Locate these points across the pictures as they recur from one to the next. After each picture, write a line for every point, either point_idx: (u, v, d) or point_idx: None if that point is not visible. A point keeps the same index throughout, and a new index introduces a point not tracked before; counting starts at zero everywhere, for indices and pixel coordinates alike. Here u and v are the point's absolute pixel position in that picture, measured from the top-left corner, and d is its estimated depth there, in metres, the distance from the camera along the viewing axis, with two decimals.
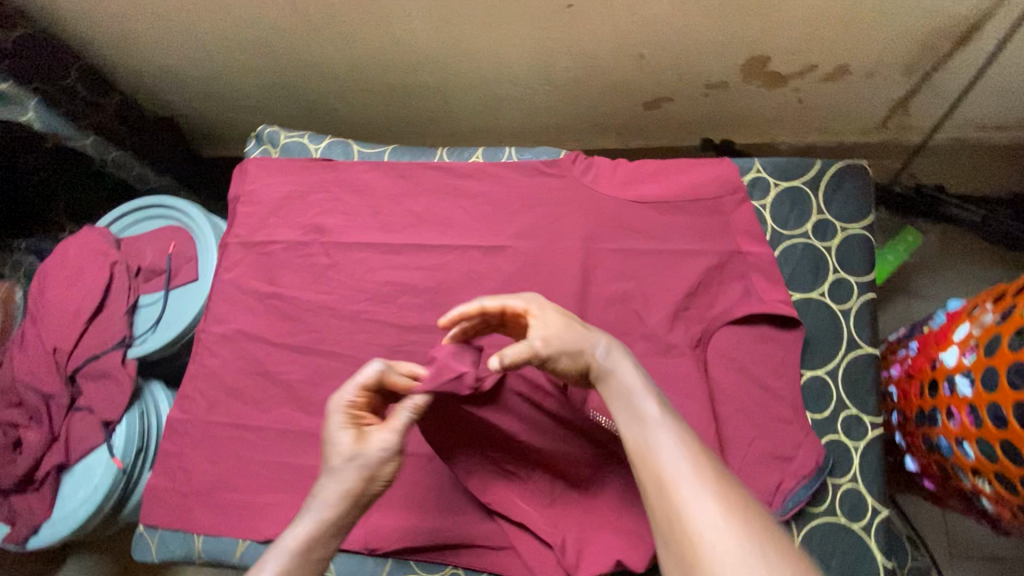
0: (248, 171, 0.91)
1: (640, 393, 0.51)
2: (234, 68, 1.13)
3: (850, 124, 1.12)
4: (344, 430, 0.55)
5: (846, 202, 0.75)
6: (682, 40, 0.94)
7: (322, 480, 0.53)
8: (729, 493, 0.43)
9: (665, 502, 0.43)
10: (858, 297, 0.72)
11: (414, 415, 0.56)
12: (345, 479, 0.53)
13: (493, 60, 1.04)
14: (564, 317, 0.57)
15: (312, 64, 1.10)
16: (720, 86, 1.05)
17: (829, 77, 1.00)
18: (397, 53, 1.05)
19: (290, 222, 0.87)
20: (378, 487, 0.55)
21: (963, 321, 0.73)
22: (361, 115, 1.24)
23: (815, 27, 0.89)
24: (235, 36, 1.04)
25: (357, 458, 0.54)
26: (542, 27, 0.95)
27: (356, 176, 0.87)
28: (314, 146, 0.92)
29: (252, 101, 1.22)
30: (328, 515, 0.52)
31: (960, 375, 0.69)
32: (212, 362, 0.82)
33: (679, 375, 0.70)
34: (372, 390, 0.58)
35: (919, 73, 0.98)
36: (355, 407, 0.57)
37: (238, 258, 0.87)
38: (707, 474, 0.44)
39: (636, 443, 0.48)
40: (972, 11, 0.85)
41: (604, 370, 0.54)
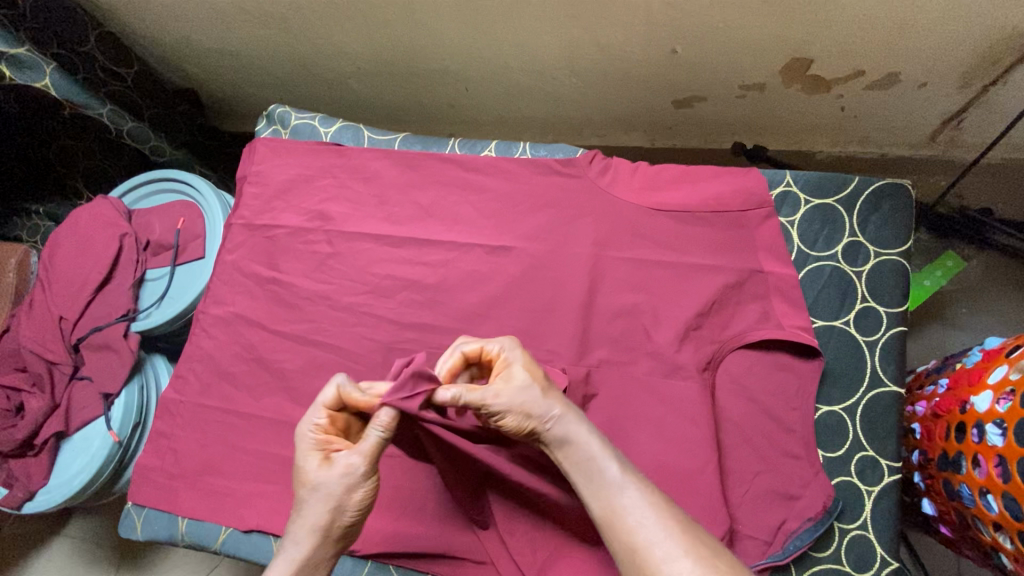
0: (256, 151, 0.88)
1: (601, 457, 0.51)
2: (253, 43, 1.10)
3: (895, 136, 1.04)
4: (310, 456, 0.55)
5: (883, 224, 0.69)
6: (718, 38, 0.88)
7: (293, 513, 0.54)
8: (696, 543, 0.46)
9: (638, 565, 0.46)
10: (887, 330, 0.67)
11: (382, 433, 0.54)
12: (314, 513, 0.53)
13: (516, 48, 0.99)
14: (526, 376, 0.55)
15: (331, 43, 1.06)
16: (756, 89, 0.98)
17: (877, 84, 0.93)
18: (417, 36, 1.01)
19: (295, 207, 0.85)
20: (350, 515, 0.54)
21: (1000, 364, 0.67)
22: (379, 97, 1.21)
23: (866, 30, 0.82)
24: (255, 10, 1.01)
25: (322, 489, 0.53)
26: (570, 16, 0.89)
27: (364, 163, 0.84)
28: (324, 129, 0.89)
29: (271, 77, 1.20)
30: (302, 551, 0.52)
31: (991, 423, 0.64)
32: (208, 344, 0.82)
33: (683, 399, 0.66)
34: (337, 410, 0.58)
35: (977, 86, 0.90)
36: (321, 431, 0.57)
37: (241, 240, 0.85)
38: (676, 538, 0.47)
39: (603, 513, 0.49)
40: None
41: (559, 438, 0.53)
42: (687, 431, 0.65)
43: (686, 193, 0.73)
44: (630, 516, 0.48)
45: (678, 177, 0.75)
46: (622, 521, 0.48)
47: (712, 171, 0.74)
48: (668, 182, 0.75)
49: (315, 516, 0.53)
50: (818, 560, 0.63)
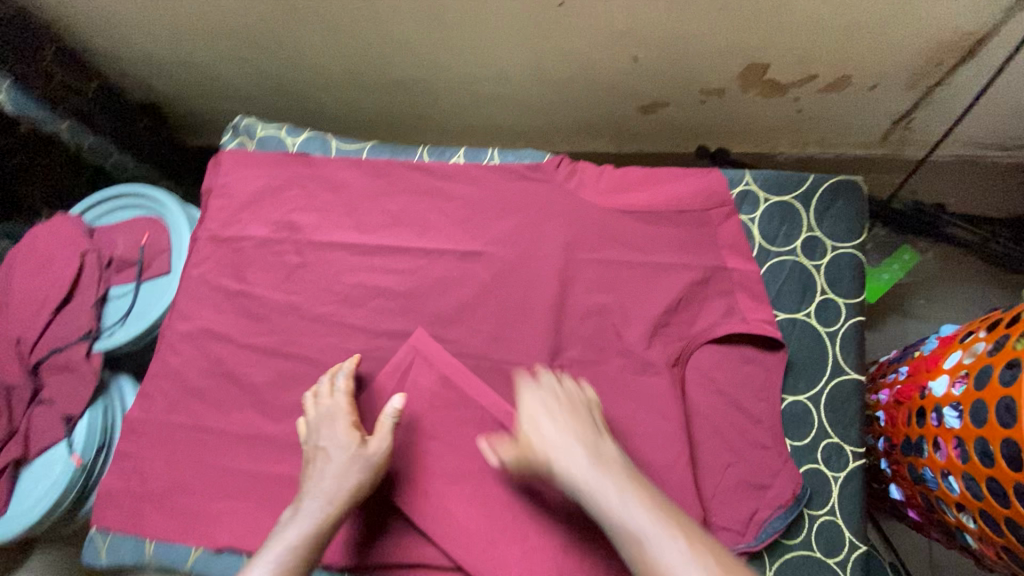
0: (221, 163, 0.87)
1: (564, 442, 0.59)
2: (218, 56, 1.09)
3: (849, 137, 1.08)
4: (337, 437, 0.65)
5: (838, 219, 0.71)
6: (679, 45, 0.91)
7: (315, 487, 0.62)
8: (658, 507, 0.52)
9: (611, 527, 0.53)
10: (846, 321, 0.69)
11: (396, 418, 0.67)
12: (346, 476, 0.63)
13: (483, 58, 1.01)
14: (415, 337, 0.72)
15: (298, 54, 1.06)
16: (716, 93, 1.01)
17: (830, 87, 0.96)
18: (384, 46, 1.01)
19: (262, 218, 0.84)
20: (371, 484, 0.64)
21: (955, 349, 0.70)
22: (349, 109, 1.21)
23: (816, 37, 0.86)
24: (218, 21, 1.01)
25: (334, 466, 0.63)
26: (534, 25, 0.91)
27: (332, 173, 0.84)
28: (290, 139, 0.88)
29: (238, 91, 1.19)
30: (323, 513, 0.60)
31: (948, 406, 0.66)
32: (175, 360, 0.80)
33: (654, 395, 0.67)
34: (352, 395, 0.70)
35: (922, 87, 0.94)
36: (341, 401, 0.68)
37: (207, 253, 0.84)
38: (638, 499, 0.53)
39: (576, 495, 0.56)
40: (979, 27, 0.82)
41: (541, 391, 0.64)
42: (659, 425, 0.66)
43: (652, 195, 0.75)
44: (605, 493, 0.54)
45: (643, 178, 0.76)
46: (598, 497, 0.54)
47: (675, 172, 0.76)
48: (634, 184, 0.76)
49: (329, 486, 0.62)
50: (790, 548, 0.64)
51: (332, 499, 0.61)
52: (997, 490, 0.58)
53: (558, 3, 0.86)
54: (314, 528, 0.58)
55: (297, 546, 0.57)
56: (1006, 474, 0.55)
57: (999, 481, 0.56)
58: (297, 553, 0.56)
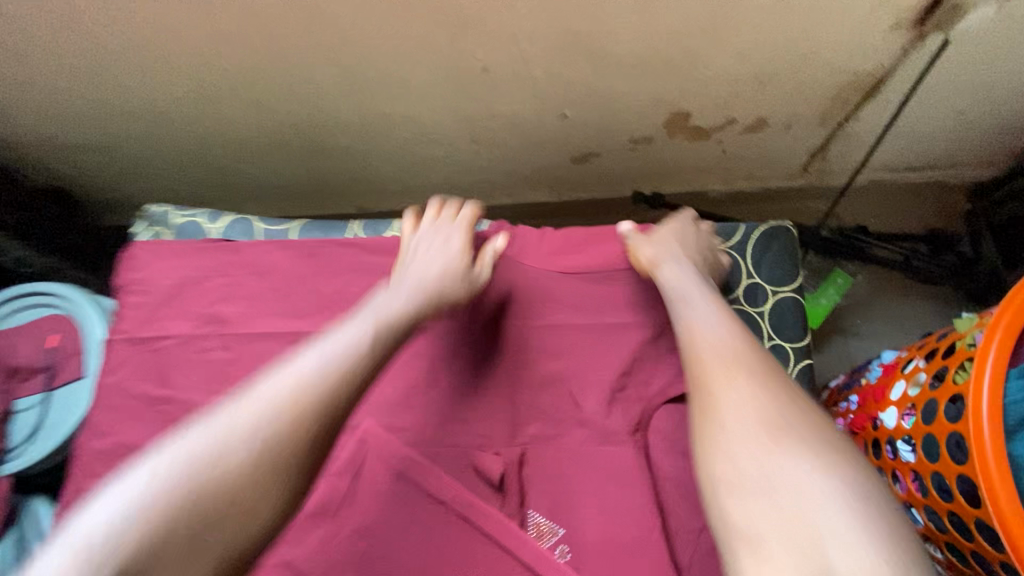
0: (135, 256, 0.81)
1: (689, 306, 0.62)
2: (129, 135, 1.03)
3: (773, 171, 1.14)
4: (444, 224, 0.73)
5: (774, 264, 0.73)
6: (604, 99, 0.93)
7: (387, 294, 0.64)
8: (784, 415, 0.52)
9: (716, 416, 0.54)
10: (796, 365, 0.70)
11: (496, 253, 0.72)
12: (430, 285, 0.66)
13: (413, 121, 0.99)
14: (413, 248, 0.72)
15: (218, 129, 1.02)
16: (645, 141, 1.04)
17: (750, 129, 1.01)
18: (308, 117, 0.99)
19: (184, 312, 0.77)
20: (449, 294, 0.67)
21: (898, 380, 0.72)
22: (278, 178, 1.16)
23: (730, 87, 0.90)
24: (125, 102, 0.95)
25: (434, 259, 0.69)
26: (460, 89, 0.91)
27: (259, 257, 0.79)
28: (211, 225, 0.83)
29: (155, 169, 1.12)
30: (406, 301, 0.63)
31: (901, 439, 0.67)
32: (91, 484, 0.71)
33: (619, 465, 0.65)
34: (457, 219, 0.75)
35: (833, 123, 1.00)
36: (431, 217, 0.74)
37: (123, 357, 0.76)
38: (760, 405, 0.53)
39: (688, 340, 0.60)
40: (876, 69, 0.86)
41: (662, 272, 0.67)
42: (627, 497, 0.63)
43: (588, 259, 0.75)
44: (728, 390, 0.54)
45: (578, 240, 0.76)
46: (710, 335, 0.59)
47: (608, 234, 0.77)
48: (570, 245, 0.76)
49: (421, 280, 0.66)
50: None
51: (432, 282, 0.66)
52: (960, 525, 0.58)
53: (481, 68, 0.86)
54: (410, 305, 0.63)
55: (333, 370, 0.55)
56: (966, 510, 0.56)
57: (960, 517, 0.57)
58: (341, 373, 0.55)
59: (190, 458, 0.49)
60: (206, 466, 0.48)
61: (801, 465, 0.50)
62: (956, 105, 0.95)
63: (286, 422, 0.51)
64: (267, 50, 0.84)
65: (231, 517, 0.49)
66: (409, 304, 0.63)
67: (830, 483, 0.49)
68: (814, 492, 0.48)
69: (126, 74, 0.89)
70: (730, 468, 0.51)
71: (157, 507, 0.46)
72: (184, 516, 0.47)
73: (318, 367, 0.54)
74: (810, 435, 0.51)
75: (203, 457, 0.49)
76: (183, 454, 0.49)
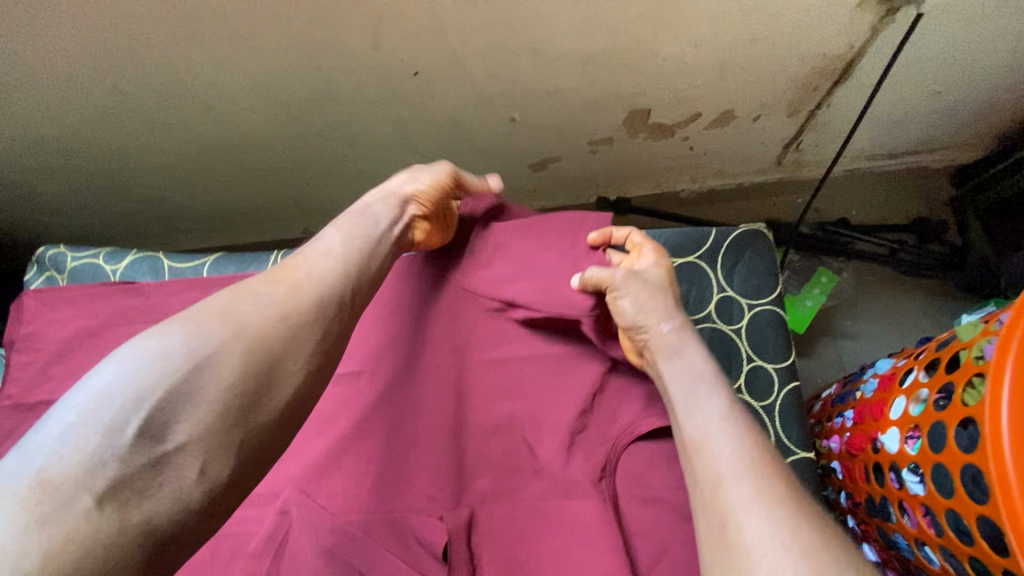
0: (23, 308, 0.70)
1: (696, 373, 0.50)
2: (34, 170, 0.93)
3: (745, 166, 1.06)
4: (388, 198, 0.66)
5: (749, 273, 0.64)
6: (554, 99, 0.84)
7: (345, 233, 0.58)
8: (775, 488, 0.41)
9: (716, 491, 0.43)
10: (781, 389, 0.61)
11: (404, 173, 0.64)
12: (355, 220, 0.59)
13: (348, 135, 0.90)
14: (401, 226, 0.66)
15: (132, 156, 0.92)
16: (605, 142, 0.96)
17: (716, 123, 0.93)
18: (231, 136, 0.89)
19: (80, 369, 0.67)
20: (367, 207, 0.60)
21: (898, 395, 0.63)
22: (211, 205, 1.07)
23: (689, 79, 0.82)
24: (19, 133, 0.85)
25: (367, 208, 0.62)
26: (394, 97, 0.82)
27: (165, 301, 0.69)
28: (112, 266, 0.73)
29: (72, 204, 1.02)
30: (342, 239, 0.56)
31: (906, 467, 0.58)
32: None
33: (582, 522, 0.55)
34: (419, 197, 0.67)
35: (804, 111, 0.92)
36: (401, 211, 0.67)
37: (10, 426, 0.66)
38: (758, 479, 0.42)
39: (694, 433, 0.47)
40: (845, 49, 0.78)
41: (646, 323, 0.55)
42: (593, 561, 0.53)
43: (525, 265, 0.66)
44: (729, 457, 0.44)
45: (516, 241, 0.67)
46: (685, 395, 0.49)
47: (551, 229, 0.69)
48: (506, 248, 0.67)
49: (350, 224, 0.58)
50: None
51: (354, 248, 0.55)
52: (983, 571, 0.50)
53: (413, 72, 0.77)
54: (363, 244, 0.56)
55: (312, 281, 0.50)
56: (990, 557, 0.47)
57: (984, 564, 0.48)
58: (324, 270, 0.52)
59: (119, 399, 0.38)
60: (184, 406, 0.39)
61: (771, 537, 0.38)
62: (934, 85, 0.88)
63: (286, 321, 0.46)
64: (168, 65, 0.75)
65: (200, 446, 0.39)
66: (351, 242, 0.55)
67: (805, 557, 0.37)
68: (781, 564, 0.37)
69: (13, 102, 0.79)
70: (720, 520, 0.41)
71: (95, 458, 0.36)
72: (126, 450, 0.37)
73: (292, 289, 0.49)
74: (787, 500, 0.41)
75: (179, 389, 0.40)
76: (142, 386, 0.39)
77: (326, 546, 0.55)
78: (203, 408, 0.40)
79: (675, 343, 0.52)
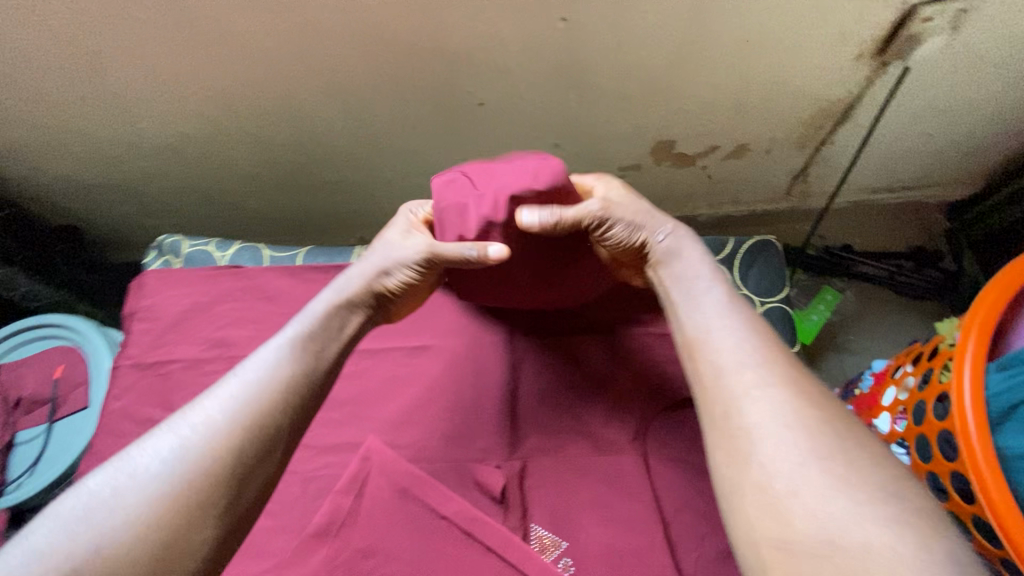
0: (145, 284, 0.84)
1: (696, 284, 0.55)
2: (143, 172, 1.08)
3: (758, 195, 1.19)
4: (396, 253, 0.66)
5: (761, 275, 0.76)
6: (594, 129, 0.98)
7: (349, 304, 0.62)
8: (776, 373, 0.47)
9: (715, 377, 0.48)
10: None
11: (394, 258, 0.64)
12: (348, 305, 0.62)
13: (413, 154, 1.05)
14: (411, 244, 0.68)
15: (226, 165, 1.07)
16: (634, 168, 1.09)
17: (732, 154, 1.06)
18: (313, 150, 1.04)
19: (192, 337, 0.79)
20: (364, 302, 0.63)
21: (889, 386, 0.74)
22: (284, 212, 1.21)
23: (710, 116, 0.96)
24: (140, 141, 1.00)
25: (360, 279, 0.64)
26: (458, 123, 0.97)
27: (266, 283, 0.82)
28: (220, 253, 0.87)
29: (166, 204, 1.17)
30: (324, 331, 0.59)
31: (896, 443, 0.68)
32: None
33: (619, 474, 0.66)
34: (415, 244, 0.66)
35: (811, 147, 1.05)
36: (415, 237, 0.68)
37: (130, 382, 0.78)
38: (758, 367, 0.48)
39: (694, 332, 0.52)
40: (845, 95, 0.92)
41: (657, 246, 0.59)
42: (628, 505, 0.64)
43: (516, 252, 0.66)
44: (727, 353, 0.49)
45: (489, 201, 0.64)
46: (685, 300, 0.54)
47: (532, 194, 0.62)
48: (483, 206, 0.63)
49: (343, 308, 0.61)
50: None
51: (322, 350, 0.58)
52: (959, 524, 0.59)
53: (478, 103, 0.92)
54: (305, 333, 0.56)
55: (240, 401, 0.49)
56: (963, 507, 0.57)
57: (959, 515, 0.58)
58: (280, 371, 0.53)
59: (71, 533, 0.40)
60: (88, 555, 0.39)
61: (769, 410, 0.45)
62: (924, 128, 1.01)
63: (218, 439, 0.46)
64: (276, 91, 0.90)
65: None
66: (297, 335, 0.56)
67: (800, 415, 0.44)
68: (775, 417, 0.44)
69: (142, 114, 0.94)
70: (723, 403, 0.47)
71: None
72: None
73: (224, 401, 0.48)
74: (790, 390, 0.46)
75: (107, 530, 0.41)
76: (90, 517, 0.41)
77: (401, 486, 0.64)
78: (99, 560, 0.39)
79: (669, 252, 0.58)
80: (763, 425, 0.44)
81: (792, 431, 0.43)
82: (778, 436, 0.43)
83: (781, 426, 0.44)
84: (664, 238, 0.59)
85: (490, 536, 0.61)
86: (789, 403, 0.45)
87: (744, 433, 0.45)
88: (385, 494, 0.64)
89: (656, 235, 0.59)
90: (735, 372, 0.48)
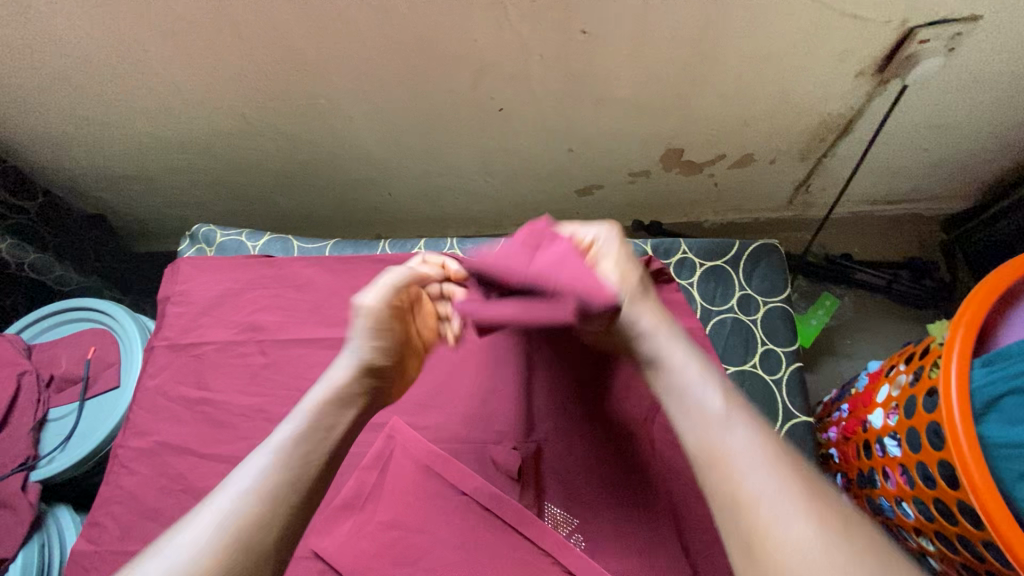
0: (179, 270, 0.88)
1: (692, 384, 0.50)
2: (174, 166, 1.13)
3: (762, 203, 1.24)
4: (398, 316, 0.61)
5: (765, 276, 0.81)
6: (607, 136, 1.03)
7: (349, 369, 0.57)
8: (794, 476, 0.43)
9: (732, 498, 0.43)
10: (787, 367, 0.76)
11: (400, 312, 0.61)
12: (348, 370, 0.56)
13: (433, 155, 1.10)
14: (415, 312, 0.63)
15: (253, 161, 1.12)
16: (644, 174, 1.14)
17: (738, 163, 1.11)
18: (337, 149, 1.09)
19: (224, 321, 0.84)
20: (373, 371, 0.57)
21: (883, 383, 0.78)
22: (305, 208, 1.26)
23: (718, 126, 1.01)
24: (175, 136, 1.06)
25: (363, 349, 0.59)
26: (478, 127, 1.02)
27: (295, 271, 0.86)
28: (251, 243, 0.92)
29: (194, 197, 1.22)
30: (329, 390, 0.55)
31: (888, 436, 0.73)
32: (129, 482, 0.75)
33: (627, 457, 0.69)
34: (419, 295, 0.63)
35: (814, 158, 1.10)
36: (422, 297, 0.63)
37: (166, 361, 0.82)
38: (773, 470, 0.43)
39: (699, 442, 0.47)
40: (847, 110, 0.96)
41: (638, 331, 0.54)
42: (635, 486, 0.68)
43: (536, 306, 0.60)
44: (741, 463, 0.44)
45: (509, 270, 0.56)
46: (677, 403, 0.49)
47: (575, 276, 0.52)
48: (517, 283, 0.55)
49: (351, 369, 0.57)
50: None
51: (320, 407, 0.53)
52: (945, 510, 0.63)
53: (498, 108, 0.97)
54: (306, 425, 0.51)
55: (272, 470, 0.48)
56: (948, 493, 0.61)
57: (944, 501, 0.62)
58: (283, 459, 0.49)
59: None
60: None
61: (797, 522, 0.41)
62: (921, 143, 1.05)
63: (256, 489, 0.46)
64: (307, 92, 0.95)
65: None
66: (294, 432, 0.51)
67: (827, 521, 0.41)
68: (802, 530, 0.40)
69: (178, 110, 0.99)
70: (749, 530, 0.41)
71: None
72: None
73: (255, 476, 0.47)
74: (808, 491, 0.43)
75: None
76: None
77: (424, 462, 0.69)
78: None
79: (655, 343, 0.53)
80: (775, 513, 0.41)
81: (807, 527, 0.40)
82: (798, 535, 0.40)
83: (810, 539, 0.40)
84: (644, 325, 0.54)
85: (506, 512, 0.65)
86: (821, 539, 0.40)
87: (772, 562, 0.40)
88: (410, 470, 0.69)
89: (637, 320, 0.54)
90: (755, 501, 0.42)
